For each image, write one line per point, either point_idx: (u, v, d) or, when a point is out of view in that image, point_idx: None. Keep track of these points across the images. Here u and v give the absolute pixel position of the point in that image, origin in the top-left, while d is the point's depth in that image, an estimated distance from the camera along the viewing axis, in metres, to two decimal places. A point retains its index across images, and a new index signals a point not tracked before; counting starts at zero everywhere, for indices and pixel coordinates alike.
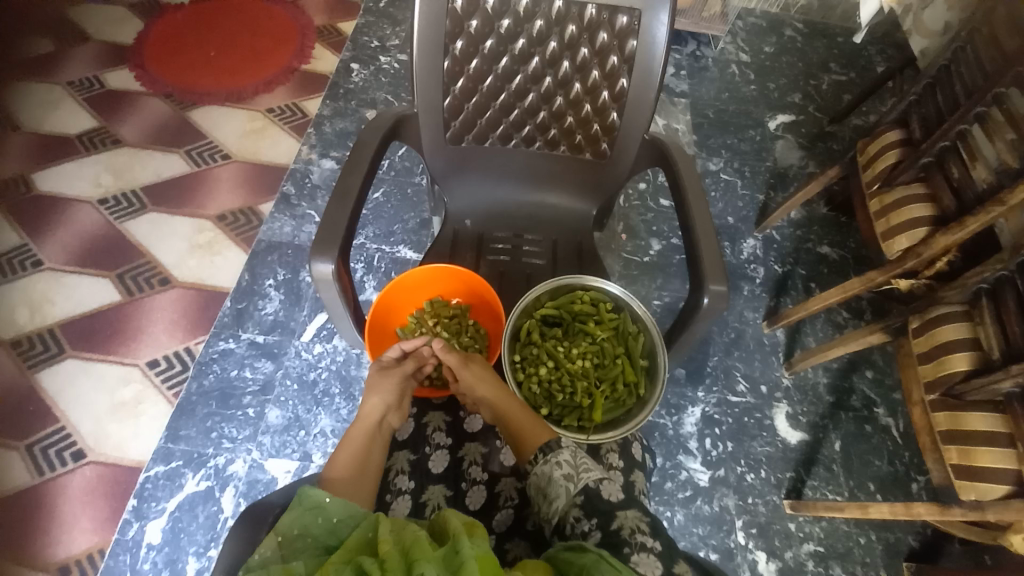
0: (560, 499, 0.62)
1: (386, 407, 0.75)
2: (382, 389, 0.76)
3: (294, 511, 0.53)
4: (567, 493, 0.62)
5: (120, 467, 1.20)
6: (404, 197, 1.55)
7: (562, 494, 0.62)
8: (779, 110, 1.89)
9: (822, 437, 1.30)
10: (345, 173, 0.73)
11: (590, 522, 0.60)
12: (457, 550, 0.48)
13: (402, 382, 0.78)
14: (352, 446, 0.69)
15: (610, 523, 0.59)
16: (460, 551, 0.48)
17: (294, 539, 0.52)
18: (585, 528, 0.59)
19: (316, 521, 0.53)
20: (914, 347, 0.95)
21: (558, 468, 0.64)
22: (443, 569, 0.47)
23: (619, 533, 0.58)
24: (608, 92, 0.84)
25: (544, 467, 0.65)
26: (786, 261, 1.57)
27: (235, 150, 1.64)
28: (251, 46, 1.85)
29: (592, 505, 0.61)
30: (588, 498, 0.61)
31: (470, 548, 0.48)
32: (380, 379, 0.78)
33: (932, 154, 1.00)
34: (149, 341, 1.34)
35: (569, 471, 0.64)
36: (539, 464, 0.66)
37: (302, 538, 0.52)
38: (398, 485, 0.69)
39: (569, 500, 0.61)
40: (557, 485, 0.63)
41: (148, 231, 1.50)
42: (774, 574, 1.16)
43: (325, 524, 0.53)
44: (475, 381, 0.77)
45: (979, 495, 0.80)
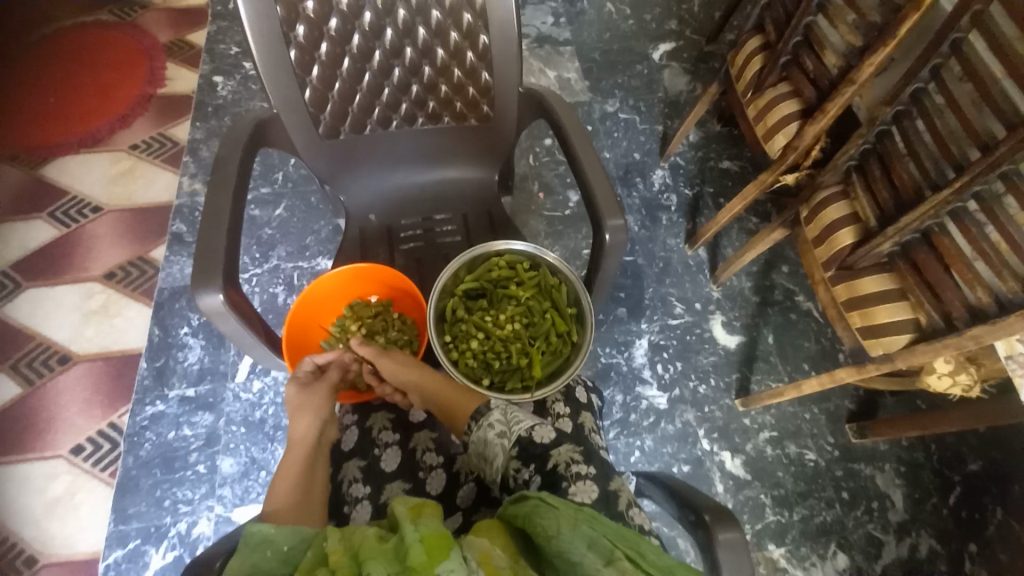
0: (499, 457, 0.63)
1: (318, 423, 0.74)
2: (312, 404, 0.75)
3: (239, 552, 0.51)
4: (504, 449, 0.63)
5: (74, 563, 1.10)
6: (308, 207, 1.47)
7: (499, 452, 0.63)
8: (659, 39, 1.94)
9: (757, 335, 1.41)
10: (211, 195, 0.68)
11: (528, 469, 0.61)
12: (404, 537, 0.47)
13: (329, 393, 0.78)
14: (289, 471, 0.67)
15: (547, 463, 0.61)
16: (405, 538, 0.47)
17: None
18: (525, 476, 0.61)
19: (267, 553, 0.51)
20: (808, 234, 1.02)
21: (491, 429, 0.65)
22: (392, 562, 0.45)
23: (556, 469, 0.60)
24: (472, 53, 0.82)
25: (479, 432, 0.66)
26: (694, 182, 1.64)
27: (106, 200, 1.48)
28: (92, 81, 1.65)
29: (528, 452, 0.62)
30: (523, 447, 0.62)
31: (415, 532, 0.47)
32: (304, 396, 0.76)
33: (788, 52, 1.06)
34: (65, 427, 1.21)
35: (501, 428, 0.65)
36: (473, 431, 0.67)
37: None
38: (354, 494, 0.68)
39: (507, 456, 0.62)
40: (494, 445, 0.64)
41: (30, 310, 1.33)
42: (741, 467, 1.26)
43: (277, 554, 0.51)
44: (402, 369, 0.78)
45: (887, 348, 0.89)
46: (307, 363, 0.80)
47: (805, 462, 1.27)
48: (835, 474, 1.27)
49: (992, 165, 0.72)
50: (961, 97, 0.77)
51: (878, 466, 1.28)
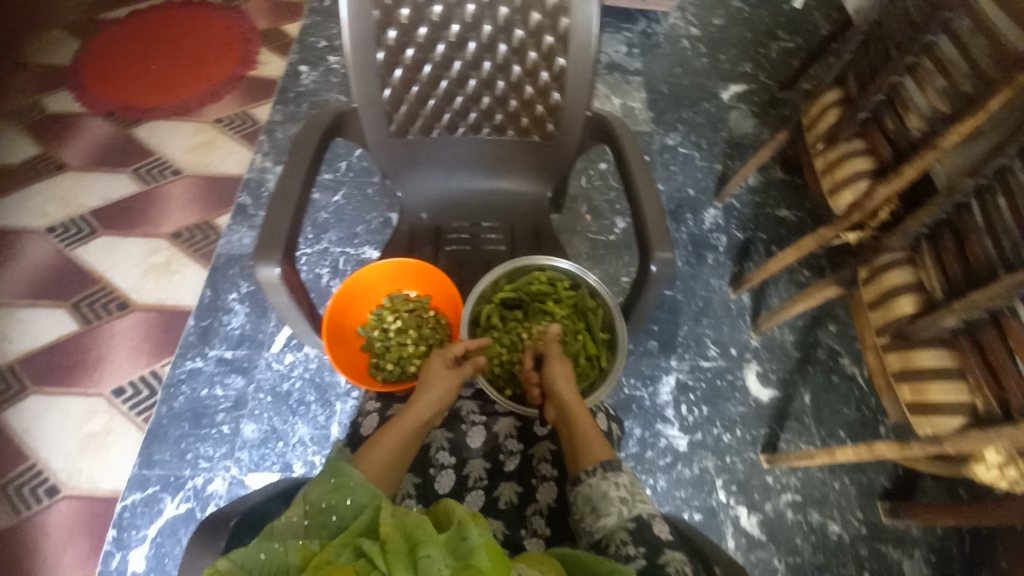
0: (610, 517, 0.62)
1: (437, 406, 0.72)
2: (441, 385, 0.74)
3: (323, 486, 0.55)
4: (618, 514, 0.62)
5: (97, 498, 1.17)
6: (364, 198, 1.53)
7: (613, 513, 0.63)
8: (731, 80, 1.92)
9: (792, 392, 1.35)
10: (285, 175, 0.72)
11: (636, 547, 0.59)
12: (464, 537, 0.49)
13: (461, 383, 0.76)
14: (394, 437, 0.67)
15: (657, 556, 0.57)
16: (467, 538, 0.48)
17: (319, 512, 0.53)
18: (629, 552, 0.58)
19: (343, 502, 0.54)
20: (864, 296, 0.98)
21: (615, 488, 0.65)
22: (448, 555, 0.47)
23: (664, 565, 0.56)
24: (547, 73, 0.84)
25: (600, 482, 0.66)
26: (747, 227, 1.60)
27: (185, 165, 1.59)
28: (192, 56, 1.79)
29: (642, 535, 0.60)
30: (640, 528, 0.60)
31: (477, 538, 0.49)
32: (439, 374, 0.75)
33: (867, 109, 1.03)
34: (113, 368, 1.30)
35: (625, 495, 0.64)
36: (596, 477, 0.66)
37: (326, 514, 0.53)
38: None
39: (620, 522, 0.62)
40: (611, 503, 0.64)
41: (101, 257, 1.44)
42: (756, 527, 1.20)
43: (350, 506, 0.54)
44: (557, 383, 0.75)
45: (935, 428, 0.83)
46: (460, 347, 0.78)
47: (828, 534, 1.20)
48: (859, 552, 1.19)
49: None
50: None
51: (907, 553, 1.19)
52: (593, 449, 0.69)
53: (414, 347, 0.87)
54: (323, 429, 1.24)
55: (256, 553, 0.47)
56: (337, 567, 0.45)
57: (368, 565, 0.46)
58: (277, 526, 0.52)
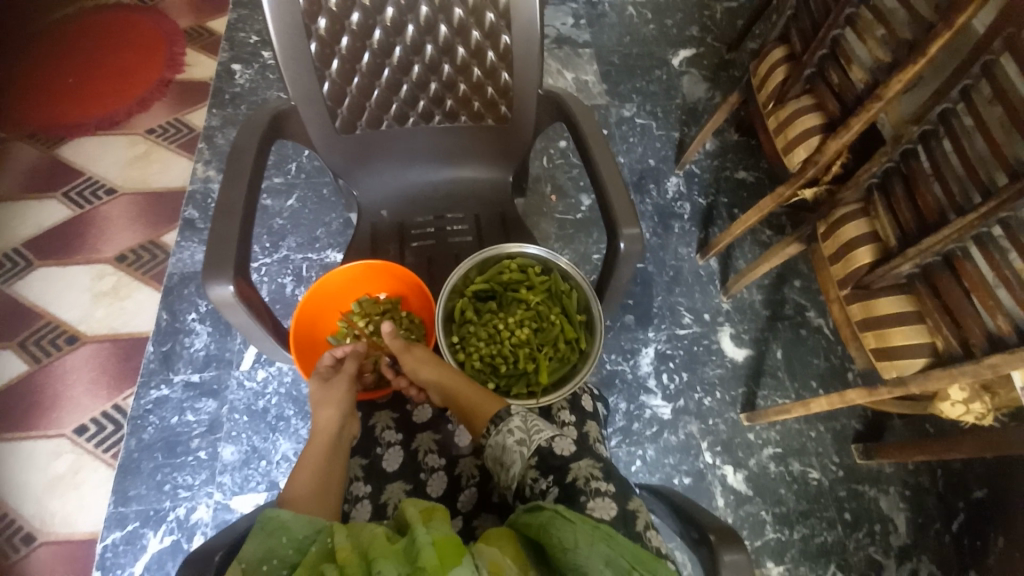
0: (517, 464, 0.63)
1: (340, 414, 0.73)
2: (331, 399, 0.75)
3: (257, 536, 0.52)
4: (522, 457, 0.63)
5: (76, 541, 1.11)
6: (321, 199, 1.47)
7: (517, 459, 0.63)
8: (679, 46, 1.92)
9: (765, 349, 1.39)
10: (226, 185, 0.68)
11: (546, 479, 0.60)
12: (414, 539, 0.48)
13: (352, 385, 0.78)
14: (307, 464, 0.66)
15: (565, 477, 0.59)
16: (415, 540, 0.48)
17: (258, 564, 0.51)
18: (542, 487, 0.60)
19: (280, 542, 0.52)
20: (824, 250, 1.00)
21: (511, 436, 0.65)
22: (402, 563, 0.47)
23: (574, 483, 0.59)
24: (493, 53, 0.81)
25: (497, 437, 0.66)
26: (709, 192, 1.62)
27: (122, 182, 1.49)
28: (112, 63, 1.66)
29: (546, 464, 0.61)
30: (542, 458, 0.61)
31: (426, 535, 0.48)
32: (327, 391, 0.76)
33: (813, 65, 1.05)
34: (70, 407, 1.22)
35: (521, 436, 0.64)
36: (493, 435, 0.67)
37: (267, 562, 0.51)
38: (355, 492, 0.71)
39: (525, 464, 0.62)
40: (512, 451, 0.64)
41: (41, 289, 1.34)
42: (742, 482, 1.25)
43: (290, 544, 0.52)
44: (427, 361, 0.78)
45: (901, 371, 0.86)
46: (326, 358, 0.81)
47: (809, 481, 1.26)
48: (838, 494, 1.25)
49: (1020, 193, 0.70)
50: (991, 120, 0.75)
51: (883, 489, 1.26)
52: (481, 411, 0.71)
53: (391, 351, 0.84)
54: (307, 442, 1.20)
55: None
56: None
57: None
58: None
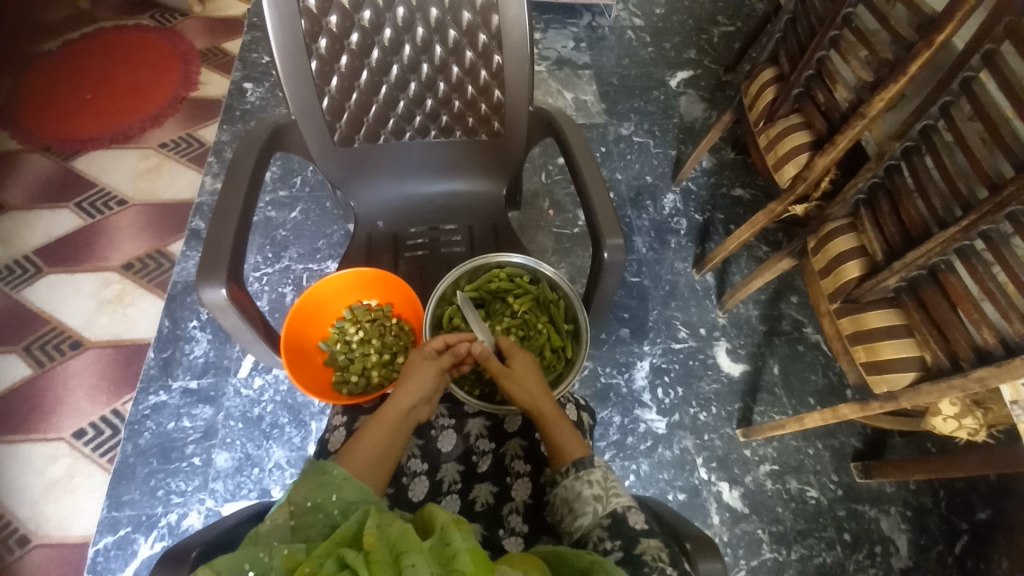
0: (586, 517, 0.61)
1: (419, 398, 0.71)
2: (417, 377, 0.72)
3: (310, 485, 0.55)
4: (593, 512, 0.61)
5: (68, 545, 1.12)
6: (323, 212, 1.50)
7: (588, 512, 0.61)
8: (678, 67, 1.96)
9: (762, 364, 1.38)
10: (224, 193, 0.70)
11: (612, 542, 0.57)
12: (448, 542, 0.47)
13: (440, 375, 0.74)
14: (373, 434, 0.66)
15: (633, 547, 0.55)
16: (450, 543, 0.47)
17: (306, 511, 0.53)
18: (607, 548, 0.56)
19: (330, 498, 0.54)
20: (815, 264, 1.01)
21: (589, 487, 0.63)
22: (434, 562, 0.45)
23: (641, 555, 0.53)
24: (486, 71, 0.85)
25: (574, 482, 0.64)
26: (705, 209, 1.64)
27: (132, 193, 1.54)
28: (129, 81, 1.73)
29: (618, 528, 0.58)
30: (615, 522, 0.58)
31: (462, 542, 0.47)
32: (418, 368, 0.73)
33: (801, 84, 1.07)
34: (70, 411, 1.24)
35: (598, 492, 0.62)
36: (569, 478, 0.65)
37: (313, 515, 0.53)
38: (413, 468, 0.72)
39: (595, 520, 0.60)
40: (586, 502, 0.62)
41: (49, 296, 1.38)
42: (738, 499, 1.23)
43: (338, 501, 0.54)
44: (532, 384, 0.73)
45: (891, 386, 0.86)
46: (437, 341, 0.76)
47: (806, 499, 1.23)
48: (837, 513, 1.22)
49: (998, 207, 0.71)
50: (972, 136, 0.77)
51: (884, 509, 1.23)
52: (568, 450, 0.67)
53: (380, 356, 0.86)
54: (300, 450, 1.21)
55: (239, 566, 0.45)
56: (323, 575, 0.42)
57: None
58: (261, 531, 0.51)
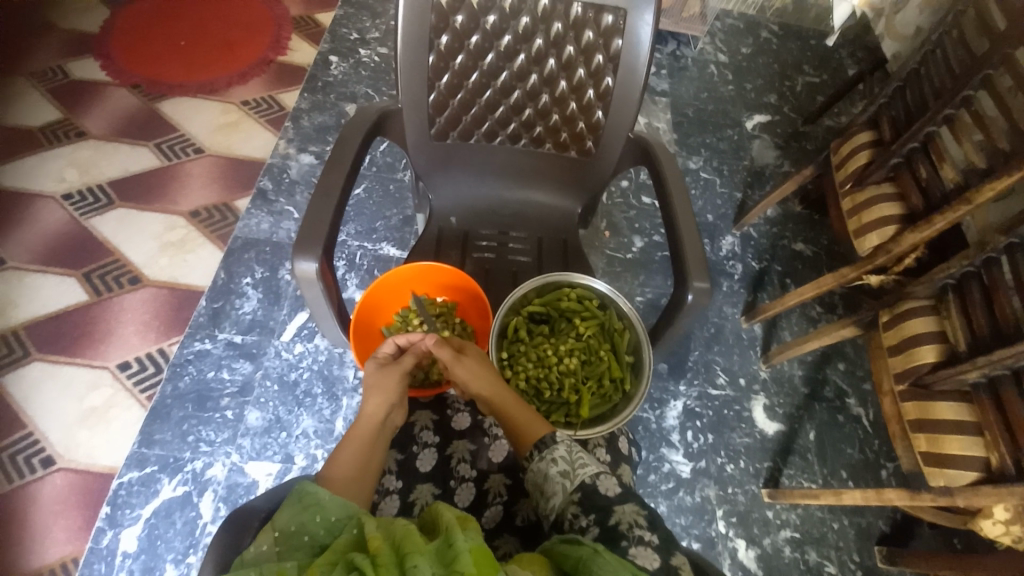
0: (557, 496, 0.63)
1: (387, 404, 0.73)
2: (382, 386, 0.74)
3: (292, 508, 0.54)
4: (564, 490, 0.63)
5: (96, 472, 1.16)
6: (386, 193, 1.52)
7: (559, 491, 0.63)
8: (756, 110, 1.93)
9: (797, 428, 1.34)
10: (327, 169, 0.72)
11: (587, 518, 0.60)
12: (449, 543, 0.48)
13: (404, 377, 0.76)
14: (352, 445, 0.68)
15: (608, 518, 0.59)
16: (452, 544, 0.48)
17: (292, 535, 0.52)
18: (583, 524, 0.60)
19: (314, 520, 0.53)
20: (884, 340, 0.98)
21: (554, 465, 0.65)
22: (436, 563, 0.47)
23: (617, 526, 0.58)
24: (594, 91, 0.84)
25: (540, 464, 0.66)
26: (763, 257, 1.61)
27: (209, 144, 1.59)
28: (223, 36, 1.79)
29: (590, 502, 0.61)
30: (585, 495, 0.61)
31: (463, 541, 0.49)
32: (381, 376, 0.75)
33: (901, 155, 1.04)
34: (119, 342, 1.29)
35: (565, 468, 0.64)
36: (535, 460, 0.67)
37: (298, 537, 0.52)
38: (462, 473, 0.74)
39: (567, 497, 0.62)
40: (555, 482, 0.64)
41: (117, 229, 1.43)
42: (753, 560, 1.20)
43: (323, 522, 0.53)
44: (486, 376, 0.75)
45: (948, 481, 0.83)
46: (388, 346, 0.80)
47: (823, 574, 1.19)
48: None
49: None
50: None
51: None
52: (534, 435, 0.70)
53: None
54: (328, 423, 1.23)
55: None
56: None
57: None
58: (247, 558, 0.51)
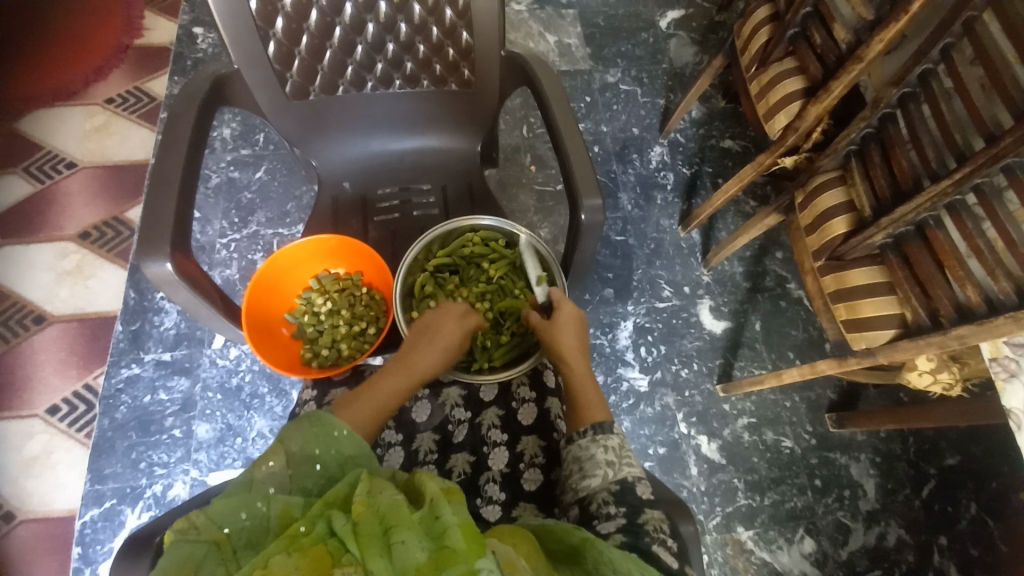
0: (594, 479, 0.61)
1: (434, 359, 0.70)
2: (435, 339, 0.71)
3: (306, 432, 0.56)
4: (604, 476, 0.61)
5: (53, 519, 1.12)
6: (290, 171, 1.41)
7: (598, 476, 0.61)
8: (668, 6, 1.82)
9: (744, 321, 1.38)
10: (161, 155, 0.64)
11: (617, 507, 0.57)
12: (438, 516, 0.47)
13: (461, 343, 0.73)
14: (392, 383, 0.66)
15: (637, 515, 0.56)
16: (440, 518, 0.47)
17: (303, 459, 0.54)
18: (611, 512, 0.57)
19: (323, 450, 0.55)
20: (801, 221, 0.98)
21: (602, 451, 0.63)
22: (424, 535, 0.46)
23: (643, 524, 0.55)
24: (452, 10, 0.76)
25: (588, 443, 0.64)
26: (693, 162, 1.58)
27: (81, 155, 1.43)
28: (63, 28, 1.56)
29: (625, 495, 0.58)
30: (623, 489, 0.59)
31: (453, 516, 0.47)
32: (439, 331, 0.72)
33: (796, 25, 0.99)
34: (41, 387, 1.21)
35: (612, 458, 0.62)
36: (584, 437, 0.64)
37: (309, 462, 0.54)
38: (388, 439, 0.71)
39: (604, 483, 0.60)
40: (598, 466, 0.62)
41: (4, 269, 1.31)
42: (716, 451, 1.26)
43: (333, 455, 0.56)
44: (569, 336, 0.72)
45: (869, 342, 0.85)
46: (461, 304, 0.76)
47: (781, 449, 1.28)
48: (810, 461, 1.27)
49: (993, 158, 0.67)
50: (972, 81, 0.72)
51: (854, 456, 1.28)
52: (589, 412, 0.66)
53: (349, 327, 0.83)
54: (282, 419, 1.20)
55: (237, 517, 0.49)
56: (314, 547, 0.45)
57: (341, 546, 0.45)
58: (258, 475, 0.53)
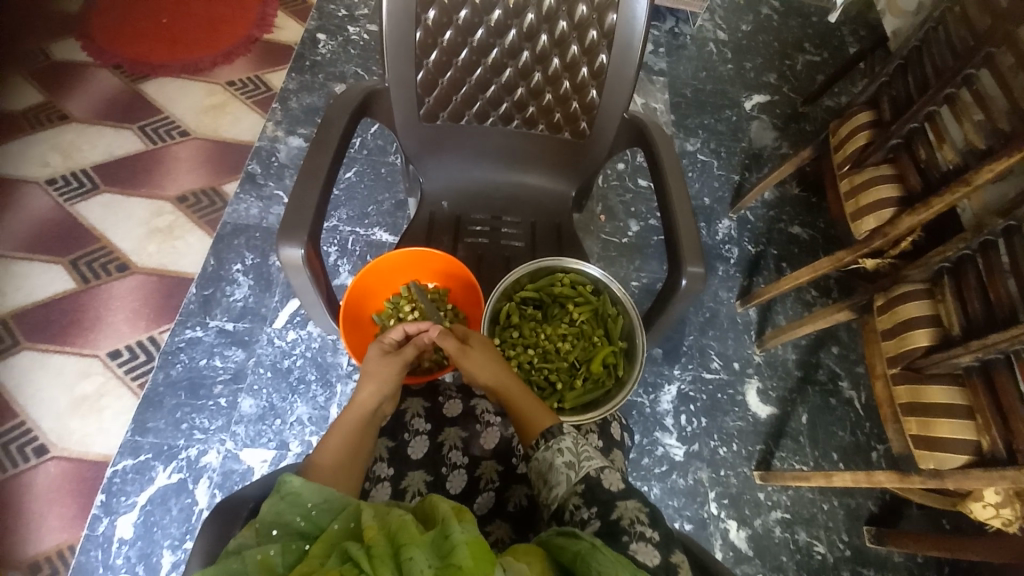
0: (562, 486, 0.61)
1: (381, 391, 0.73)
2: (379, 374, 0.74)
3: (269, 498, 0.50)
4: (568, 480, 0.61)
5: (87, 462, 1.15)
6: (377, 177, 1.49)
7: (563, 482, 0.61)
8: (755, 90, 1.89)
9: (790, 411, 1.36)
10: (312, 153, 0.70)
11: (589, 510, 0.57)
12: (446, 535, 0.45)
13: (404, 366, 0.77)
14: (341, 427, 0.68)
15: (610, 512, 0.56)
16: (449, 536, 0.45)
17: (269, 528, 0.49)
18: (584, 517, 0.57)
19: (291, 507, 0.49)
20: (879, 323, 0.97)
21: (561, 455, 0.63)
22: (433, 554, 0.44)
23: (619, 521, 0.55)
24: (588, 69, 0.82)
25: (546, 453, 0.64)
26: (759, 241, 1.60)
27: (195, 126, 1.55)
28: (205, 12, 1.72)
29: (593, 495, 0.58)
30: (590, 488, 0.59)
31: (460, 532, 0.45)
32: (381, 363, 0.76)
33: (900, 136, 1.02)
34: (108, 331, 1.27)
35: (571, 458, 0.62)
36: (539, 449, 0.65)
37: (278, 526, 0.48)
38: (453, 459, 0.72)
39: (570, 488, 0.60)
40: (559, 472, 0.62)
41: (102, 215, 1.40)
42: (744, 540, 1.22)
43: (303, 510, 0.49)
44: (486, 364, 0.76)
45: (938, 463, 0.83)
46: (395, 333, 0.81)
47: (812, 553, 1.22)
48: (840, 572, 1.21)
49: None
50: None
51: None
52: (534, 425, 0.69)
53: None
54: (322, 410, 1.22)
55: None
56: None
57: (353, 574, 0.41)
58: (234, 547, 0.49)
